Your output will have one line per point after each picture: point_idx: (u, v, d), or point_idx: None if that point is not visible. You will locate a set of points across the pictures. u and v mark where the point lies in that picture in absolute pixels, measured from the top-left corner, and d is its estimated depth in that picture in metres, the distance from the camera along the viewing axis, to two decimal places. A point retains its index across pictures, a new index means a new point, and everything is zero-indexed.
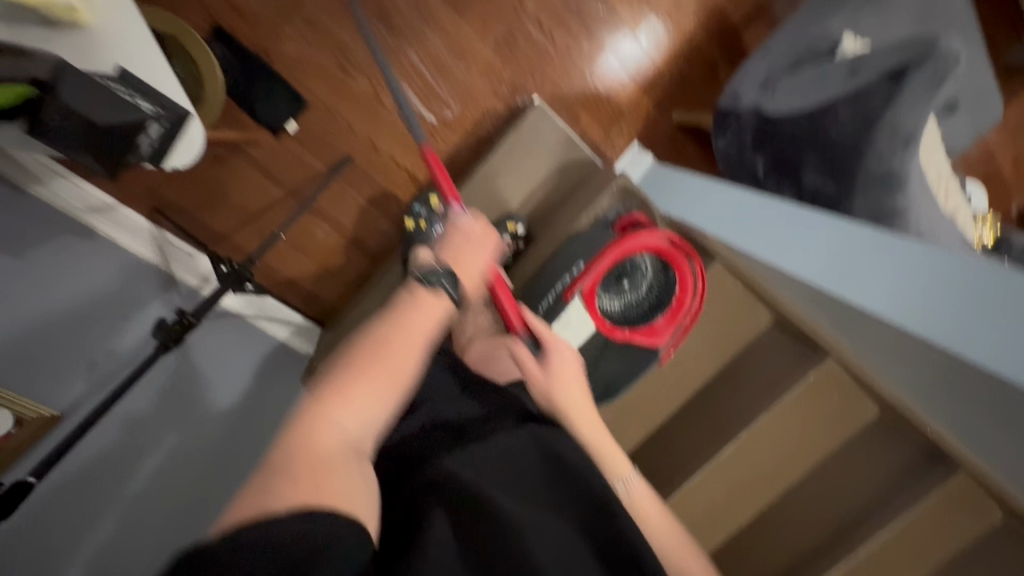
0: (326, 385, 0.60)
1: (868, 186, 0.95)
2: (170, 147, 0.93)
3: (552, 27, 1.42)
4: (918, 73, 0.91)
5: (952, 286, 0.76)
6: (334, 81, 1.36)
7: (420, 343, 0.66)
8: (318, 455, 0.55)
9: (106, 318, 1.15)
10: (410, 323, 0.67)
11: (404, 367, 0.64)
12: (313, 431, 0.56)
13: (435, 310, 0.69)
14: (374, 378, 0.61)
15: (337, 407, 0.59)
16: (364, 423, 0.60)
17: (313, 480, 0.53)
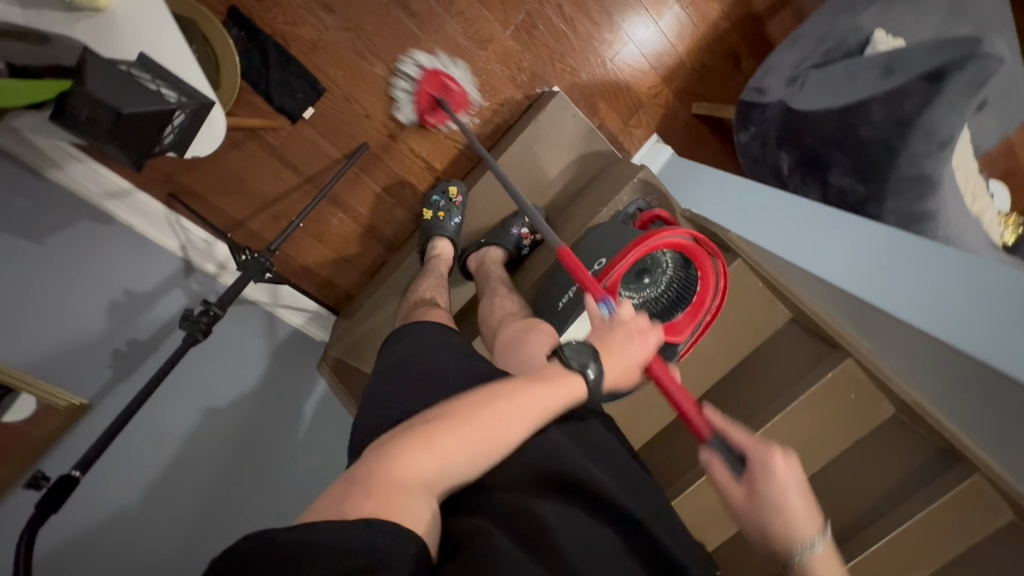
0: (426, 424, 0.56)
1: (897, 188, 0.94)
2: (192, 135, 0.93)
3: (573, 13, 1.39)
4: (959, 78, 0.85)
5: (982, 294, 0.75)
6: (351, 67, 1.33)
7: (535, 417, 0.62)
8: (400, 483, 0.50)
9: (127, 305, 1.15)
10: (538, 397, 0.63)
11: (508, 430, 0.59)
12: (405, 458, 0.52)
13: (561, 392, 0.66)
14: (475, 423, 0.57)
15: (427, 444, 0.54)
16: (454, 471, 0.55)
17: (383, 497, 0.49)
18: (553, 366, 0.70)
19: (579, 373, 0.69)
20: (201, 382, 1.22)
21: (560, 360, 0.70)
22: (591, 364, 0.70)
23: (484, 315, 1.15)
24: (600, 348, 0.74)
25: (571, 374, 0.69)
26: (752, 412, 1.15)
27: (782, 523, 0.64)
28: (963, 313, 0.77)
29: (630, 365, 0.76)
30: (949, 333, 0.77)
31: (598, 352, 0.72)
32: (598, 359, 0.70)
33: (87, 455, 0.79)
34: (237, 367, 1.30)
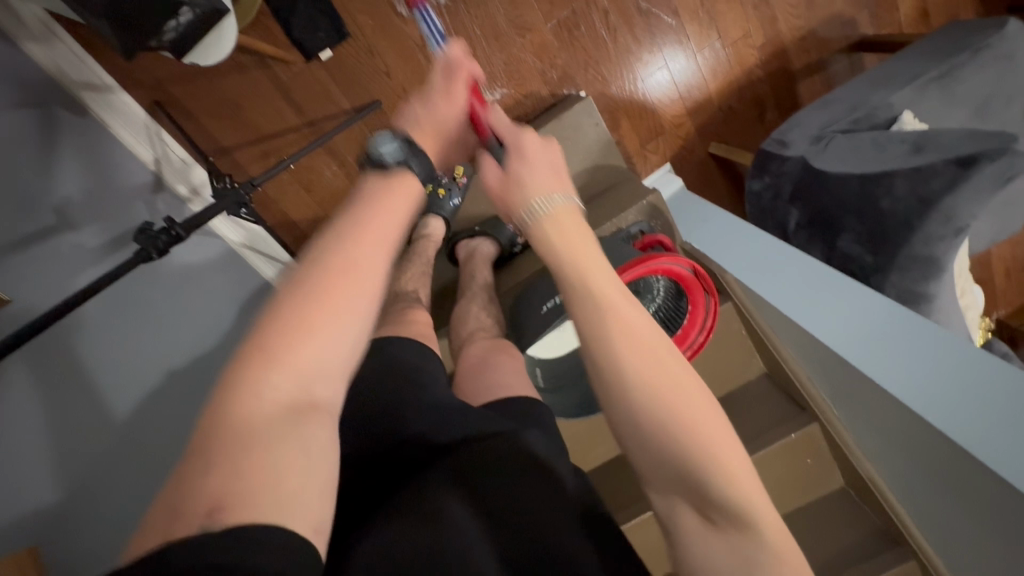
0: (268, 332, 0.45)
1: (906, 265, 0.94)
2: (195, 39, 0.84)
3: (617, 23, 1.36)
4: (989, 168, 0.87)
5: (989, 393, 0.76)
6: (381, 19, 1.26)
7: (380, 256, 0.51)
8: (253, 425, 0.42)
9: (83, 206, 1.03)
10: (369, 230, 0.52)
11: (358, 292, 0.48)
12: (243, 391, 0.43)
13: (398, 201, 0.56)
14: (331, 294, 0.47)
15: (283, 355, 0.44)
16: (321, 363, 0.46)
17: (234, 456, 0.40)
18: (381, 181, 0.58)
19: (410, 171, 0.60)
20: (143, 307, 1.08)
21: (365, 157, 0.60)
22: (398, 151, 0.61)
23: (457, 316, 1.09)
24: (419, 130, 0.67)
25: (388, 175, 0.58)
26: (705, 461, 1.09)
27: (690, 461, 0.49)
28: (962, 404, 0.77)
29: (445, 148, 0.70)
30: (950, 423, 0.76)
31: (413, 139, 0.64)
32: (409, 141, 0.62)
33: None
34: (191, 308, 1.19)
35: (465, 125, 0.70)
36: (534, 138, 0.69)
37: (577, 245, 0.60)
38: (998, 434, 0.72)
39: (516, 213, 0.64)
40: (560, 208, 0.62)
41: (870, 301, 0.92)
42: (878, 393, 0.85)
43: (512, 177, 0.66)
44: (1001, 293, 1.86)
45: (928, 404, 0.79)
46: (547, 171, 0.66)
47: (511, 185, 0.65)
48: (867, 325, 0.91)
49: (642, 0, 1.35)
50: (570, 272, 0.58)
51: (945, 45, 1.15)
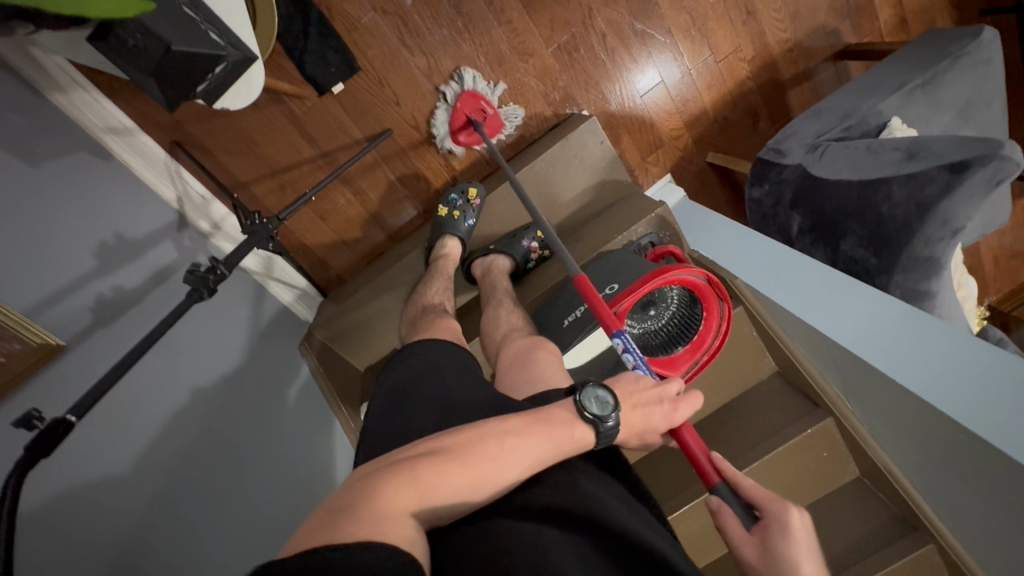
0: (410, 463, 0.55)
1: (907, 266, 1.00)
2: (226, 86, 0.88)
3: (614, 44, 1.42)
4: (979, 173, 0.92)
5: (996, 382, 0.81)
6: (390, 52, 1.31)
7: (526, 465, 0.59)
8: (386, 512, 0.48)
9: (118, 248, 1.06)
10: (529, 439, 0.61)
11: (496, 473, 0.57)
12: (387, 488, 0.51)
13: (561, 431, 0.64)
14: (471, 467, 0.56)
15: (424, 485, 0.53)
16: (447, 506, 0.54)
17: (372, 523, 0.46)
18: (568, 422, 0.65)
19: (597, 437, 0.66)
20: (185, 344, 1.12)
21: (576, 407, 0.68)
22: (607, 413, 0.67)
23: (488, 326, 1.13)
24: (620, 403, 0.73)
25: (581, 421, 0.66)
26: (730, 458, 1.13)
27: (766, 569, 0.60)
28: (974, 395, 0.81)
29: (646, 432, 0.73)
30: (958, 411, 0.81)
31: (618, 407, 0.70)
32: (616, 411, 0.68)
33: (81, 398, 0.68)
34: (223, 336, 1.22)
35: (671, 403, 0.75)
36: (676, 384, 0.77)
37: (811, 567, 0.57)
38: (1007, 421, 0.77)
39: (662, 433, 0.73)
40: (792, 521, 0.60)
41: (875, 299, 0.97)
42: (890, 385, 0.90)
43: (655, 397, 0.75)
44: (992, 280, 1.94)
45: (942, 395, 0.83)
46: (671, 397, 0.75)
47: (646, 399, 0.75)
48: (875, 322, 0.96)
49: (637, 21, 1.41)
50: (787, 569, 0.57)
51: (925, 54, 1.22)
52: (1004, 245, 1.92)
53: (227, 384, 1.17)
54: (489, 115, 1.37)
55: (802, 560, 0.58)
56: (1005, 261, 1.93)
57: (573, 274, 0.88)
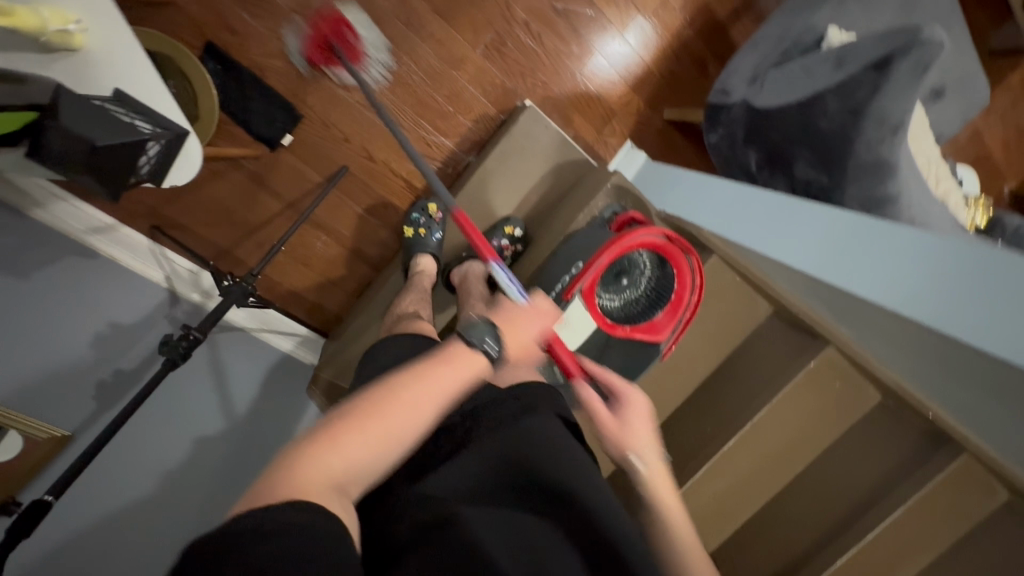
0: (319, 429, 0.55)
1: (857, 176, 0.95)
2: (169, 165, 0.97)
3: (540, 30, 1.42)
4: (903, 65, 0.87)
5: (949, 270, 0.77)
6: (326, 94, 1.36)
7: (439, 401, 0.60)
8: (306, 488, 0.50)
9: (113, 338, 1.16)
10: (438, 377, 0.62)
11: (409, 420, 0.58)
12: (302, 463, 0.52)
13: (462, 369, 0.64)
14: (373, 422, 0.56)
15: (336, 446, 0.53)
16: (370, 465, 0.55)
17: (300, 496, 0.49)
18: (453, 342, 0.67)
19: (486, 351, 0.66)
20: (184, 407, 1.21)
21: (461, 337, 0.67)
22: (491, 340, 0.66)
23: None
24: (503, 324, 0.73)
25: (468, 349, 0.66)
26: (725, 420, 1.17)
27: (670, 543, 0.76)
28: (928, 290, 0.79)
29: (527, 351, 0.74)
30: (916, 309, 0.79)
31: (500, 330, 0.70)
32: (495, 334, 0.68)
33: (63, 478, 0.78)
34: (229, 395, 1.30)
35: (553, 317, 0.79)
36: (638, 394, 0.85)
37: (646, 435, 0.82)
38: (965, 310, 0.73)
39: (625, 453, 0.80)
40: (637, 405, 0.84)
41: (826, 217, 0.96)
42: (855, 298, 0.89)
43: (622, 425, 0.82)
44: (1006, 166, 1.81)
45: (916, 310, 0.79)
46: (642, 417, 0.83)
47: (624, 432, 0.81)
48: (830, 241, 0.95)
49: (556, 2, 1.42)
50: (628, 449, 0.80)
51: None
52: (1010, 126, 1.80)
53: (225, 435, 1.26)
54: (350, 44, 1.26)
55: (637, 427, 0.82)
56: (1016, 142, 1.81)
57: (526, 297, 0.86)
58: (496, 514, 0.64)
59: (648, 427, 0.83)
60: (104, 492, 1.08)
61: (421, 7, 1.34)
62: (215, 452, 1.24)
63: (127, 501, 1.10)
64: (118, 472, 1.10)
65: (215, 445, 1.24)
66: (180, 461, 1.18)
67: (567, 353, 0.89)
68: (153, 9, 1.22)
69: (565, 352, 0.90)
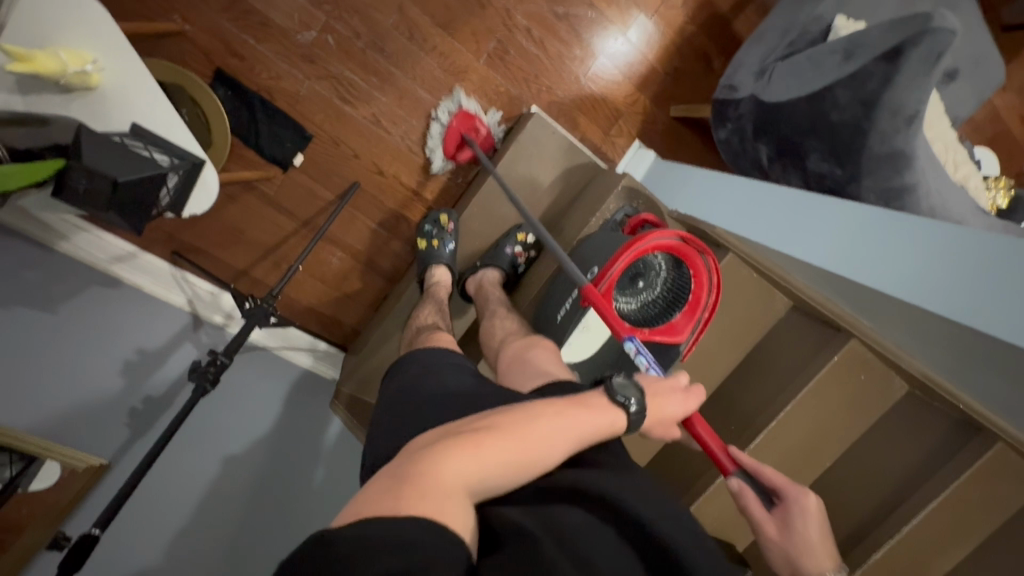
0: (464, 432, 0.58)
1: (872, 168, 0.93)
2: (187, 193, 0.99)
3: (541, 35, 1.43)
4: (915, 53, 0.85)
5: (960, 259, 0.77)
6: (334, 112, 1.37)
7: (570, 444, 0.64)
8: (445, 485, 0.51)
9: (141, 363, 1.18)
10: (574, 421, 0.66)
11: (546, 453, 0.61)
12: (442, 461, 0.53)
13: (597, 421, 0.69)
14: (517, 443, 0.59)
15: (471, 446, 0.56)
16: (494, 480, 0.56)
17: (418, 494, 0.49)
18: (603, 399, 0.72)
19: (624, 406, 0.72)
20: (210, 428, 1.23)
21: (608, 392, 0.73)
22: (635, 402, 0.72)
23: (484, 335, 1.17)
24: (647, 393, 0.77)
25: (614, 406, 0.72)
26: (752, 416, 1.16)
27: None
28: (941, 281, 0.78)
29: (664, 417, 0.77)
30: (931, 301, 0.79)
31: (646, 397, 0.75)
32: (640, 395, 0.73)
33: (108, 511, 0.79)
34: (252, 414, 1.30)
35: (686, 394, 0.81)
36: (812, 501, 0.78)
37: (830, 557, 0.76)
38: (977, 299, 0.73)
39: (812, 570, 0.75)
40: (798, 514, 0.78)
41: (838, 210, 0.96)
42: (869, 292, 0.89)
43: (805, 544, 0.76)
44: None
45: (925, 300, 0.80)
46: (819, 536, 0.76)
47: (795, 544, 0.76)
48: (842, 234, 0.95)
49: (556, 7, 1.42)
50: (813, 566, 0.75)
51: None
52: None
53: (250, 453, 1.26)
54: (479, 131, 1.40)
55: (795, 544, 0.76)
56: None
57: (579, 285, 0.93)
58: (547, 516, 0.58)
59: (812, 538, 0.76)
60: (139, 519, 1.07)
61: (423, 20, 1.35)
62: (242, 471, 1.23)
63: (167, 531, 1.09)
64: (151, 499, 1.09)
65: (242, 464, 1.24)
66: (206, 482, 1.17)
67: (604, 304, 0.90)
68: (163, 40, 1.24)
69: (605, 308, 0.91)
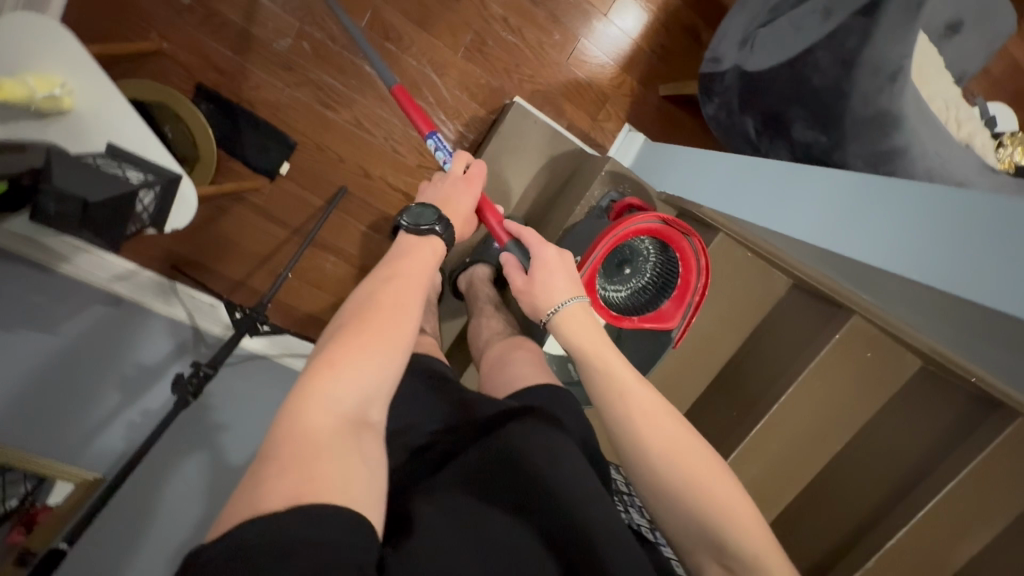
0: (321, 355, 0.59)
1: (857, 132, 0.88)
2: (166, 211, 1.00)
3: (519, 23, 1.39)
4: (893, 7, 0.84)
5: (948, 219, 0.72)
6: (315, 118, 1.37)
7: (417, 313, 0.67)
8: (315, 436, 0.52)
9: (138, 379, 1.22)
10: (412, 290, 0.70)
11: (398, 331, 0.63)
12: (306, 407, 0.53)
13: (427, 262, 0.77)
14: (369, 335, 0.61)
15: (326, 372, 0.57)
16: (366, 387, 0.58)
17: (303, 468, 0.49)
18: (405, 236, 0.80)
19: (434, 232, 0.80)
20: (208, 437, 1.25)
21: (409, 226, 0.80)
22: (439, 224, 0.81)
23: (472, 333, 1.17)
24: (439, 206, 0.86)
25: (405, 232, 0.80)
26: (752, 402, 1.12)
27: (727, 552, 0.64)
28: (930, 246, 0.74)
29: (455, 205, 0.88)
30: (919, 267, 0.74)
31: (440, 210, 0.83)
32: (438, 217, 0.81)
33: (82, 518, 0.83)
34: (251, 421, 1.33)
35: (462, 180, 0.91)
36: (551, 250, 0.85)
37: (560, 285, 0.82)
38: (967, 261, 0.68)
39: (536, 309, 0.83)
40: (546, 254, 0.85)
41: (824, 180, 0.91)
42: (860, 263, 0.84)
43: (530, 280, 0.84)
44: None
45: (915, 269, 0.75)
46: (557, 271, 0.83)
47: (534, 285, 0.83)
48: (829, 205, 0.90)
49: None
50: (545, 303, 0.82)
51: None
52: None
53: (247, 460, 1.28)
54: None
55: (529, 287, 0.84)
56: None
57: (394, 87, 1.12)
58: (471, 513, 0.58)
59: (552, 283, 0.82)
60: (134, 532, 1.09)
61: (397, 19, 1.34)
62: (238, 478, 1.26)
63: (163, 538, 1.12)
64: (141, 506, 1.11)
65: (239, 470, 1.26)
66: (206, 489, 1.20)
67: (408, 102, 1.06)
68: (144, 60, 1.27)
69: (410, 104, 1.08)
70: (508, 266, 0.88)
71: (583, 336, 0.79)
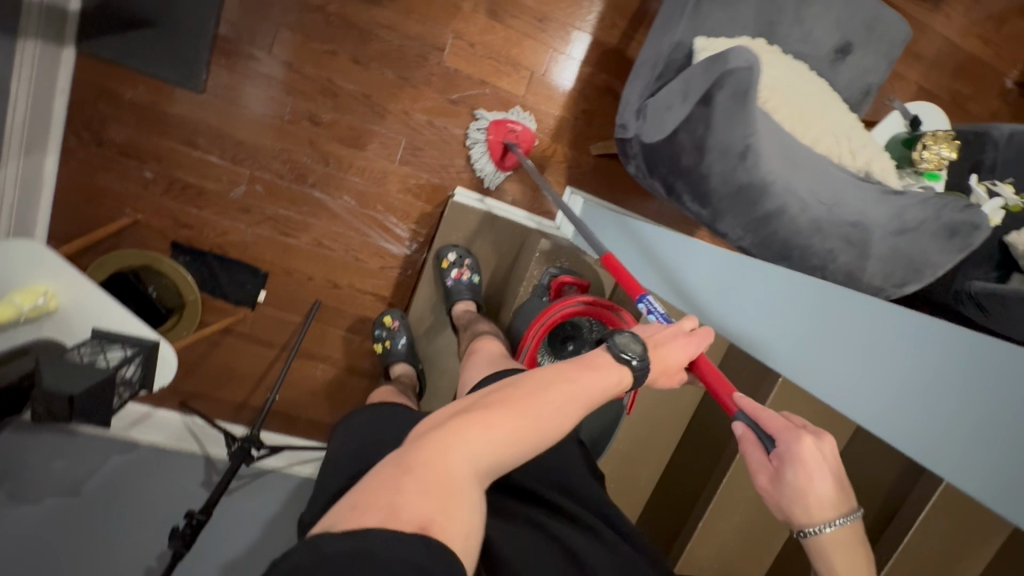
0: (478, 409, 0.61)
1: (729, 206, 0.93)
2: (151, 373, 1.13)
3: (444, 122, 1.48)
4: (722, 95, 0.85)
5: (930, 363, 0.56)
6: (281, 247, 1.50)
7: (583, 407, 0.64)
8: (452, 467, 0.55)
9: (158, 518, 1.32)
10: (591, 374, 0.67)
11: (556, 421, 0.62)
12: (457, 439, 0.57)
13: (610, 379, 0.67)
14: (534, 410, 0.61)
15: (480, 420, 0.59)
16: (500, 458, 0.58)
17: (439, 492, 0.53)
18: (602, 355, 0.70)
19: (624, 361, 0.69)
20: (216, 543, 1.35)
21: (608, 345, 0.71)
22: (632, 353, 0.69)
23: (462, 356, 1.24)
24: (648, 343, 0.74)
25: (616, 361, 0.69)
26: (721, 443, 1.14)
27: None
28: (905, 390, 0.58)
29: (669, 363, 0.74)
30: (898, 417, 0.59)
31: (644, 345, 0.72)
32: (644, 351, 0.70)
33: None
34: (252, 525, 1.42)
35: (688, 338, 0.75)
36: (809, 445, 0.61)
37: (830, 495, 0.60)
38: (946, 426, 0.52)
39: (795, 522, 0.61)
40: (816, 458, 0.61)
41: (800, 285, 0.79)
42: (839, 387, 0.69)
43: (785, 483, 0.61)
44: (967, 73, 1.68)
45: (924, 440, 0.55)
46: (820, 475, 0.61)
47: (793, 485, 0.61)
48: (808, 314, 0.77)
49: (450, 94, 1.47)
50: (804, 517, 0.61)
51: None
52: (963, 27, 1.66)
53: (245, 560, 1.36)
54: (520, 132, 1.46)
55: (800, 487, 0.61)
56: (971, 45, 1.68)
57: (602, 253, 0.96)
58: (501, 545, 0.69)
59: (815, 497, 0.60)
60: None
61: (333, 146, 1.45)
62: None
63: None
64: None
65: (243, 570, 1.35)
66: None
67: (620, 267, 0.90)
68: (124, 234, 1.43)
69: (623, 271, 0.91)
70: (742, 447, 0.65)
71: (853, 571, 0.59)
